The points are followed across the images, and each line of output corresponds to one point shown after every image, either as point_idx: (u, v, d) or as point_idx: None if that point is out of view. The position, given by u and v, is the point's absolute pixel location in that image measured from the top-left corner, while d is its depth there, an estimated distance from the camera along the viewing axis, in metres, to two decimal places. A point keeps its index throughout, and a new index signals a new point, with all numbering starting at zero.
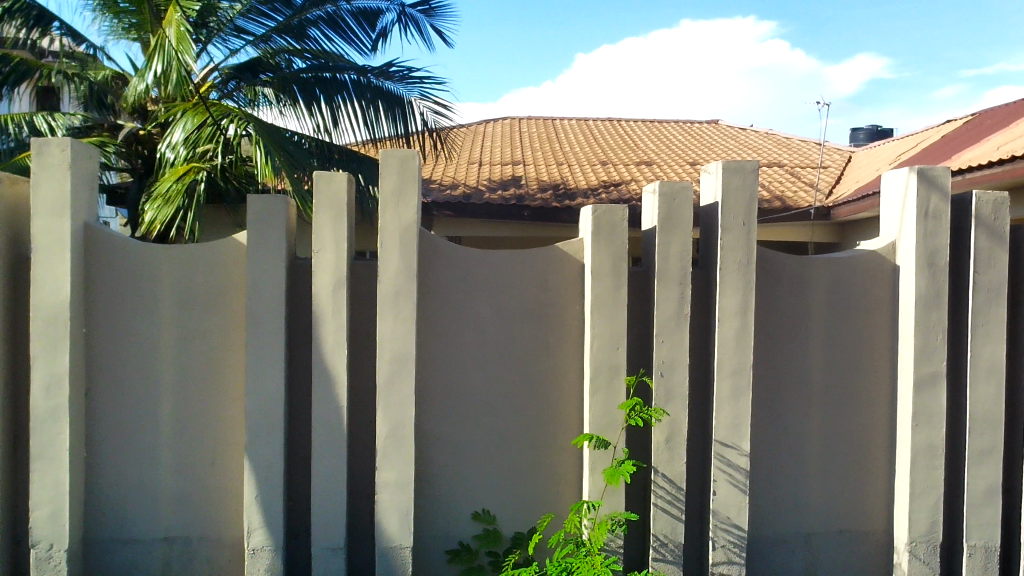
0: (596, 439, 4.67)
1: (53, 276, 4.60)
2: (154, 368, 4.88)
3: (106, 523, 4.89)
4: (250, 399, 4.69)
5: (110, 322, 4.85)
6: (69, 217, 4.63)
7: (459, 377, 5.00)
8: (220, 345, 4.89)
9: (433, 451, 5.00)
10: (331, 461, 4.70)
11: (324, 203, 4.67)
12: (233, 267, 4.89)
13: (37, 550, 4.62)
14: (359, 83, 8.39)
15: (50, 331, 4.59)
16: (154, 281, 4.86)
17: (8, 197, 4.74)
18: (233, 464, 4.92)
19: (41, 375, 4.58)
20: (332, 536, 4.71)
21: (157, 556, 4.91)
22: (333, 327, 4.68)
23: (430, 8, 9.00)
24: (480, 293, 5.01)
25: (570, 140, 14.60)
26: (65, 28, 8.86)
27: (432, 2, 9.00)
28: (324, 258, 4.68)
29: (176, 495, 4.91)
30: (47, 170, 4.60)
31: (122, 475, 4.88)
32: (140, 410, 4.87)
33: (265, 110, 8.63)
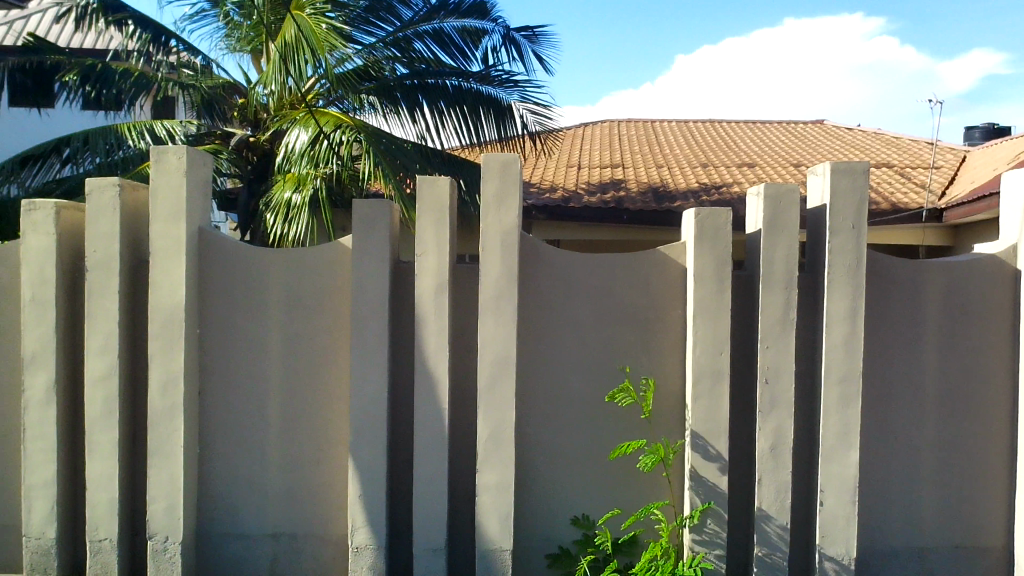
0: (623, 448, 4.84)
1: (170, 278, 4.78)
2: (263, 368, 5.02)
3: (218, 518, 5.06)
4: (355, 400, 4.78)
5: (222, 324, 5.01)
6: (185, 223, 4.80)
7: (560, 380, 5.00)
8: (326, 347, 4.99)
9: (534, 454, 5.01)
10: (433, 463, 4.75)
11: (427, 208, 4.73)
12: (339, 270, 4.98)
13: (153, 542, 4.81)
14: (461, 88, 8.74)
15: (167, 332, 4.78)
16: (264, 284, 5.01)
17: (129, 202, 4.95)
18: (338, 462, 5.01)
19: (158, 373, 4.78)
20: (433, 537, 4.76)
21: (266, 551, 5.05)
22: (435, 330, 4.73)
23: (533, 33, 9.13)
24: (580, 297, 4.99)
25: (671, 141, 14.46)
26: (184, 43, 9.59)
27: (535, 29, 9.13)
28: (426, 262, 4.74)
29: (283, 492, 5.03)
30: (165, 177, 4.80)
31: (232, 471, 5.04)
32: (249, 409, 5.02)
33: (370, 117, 8.76)
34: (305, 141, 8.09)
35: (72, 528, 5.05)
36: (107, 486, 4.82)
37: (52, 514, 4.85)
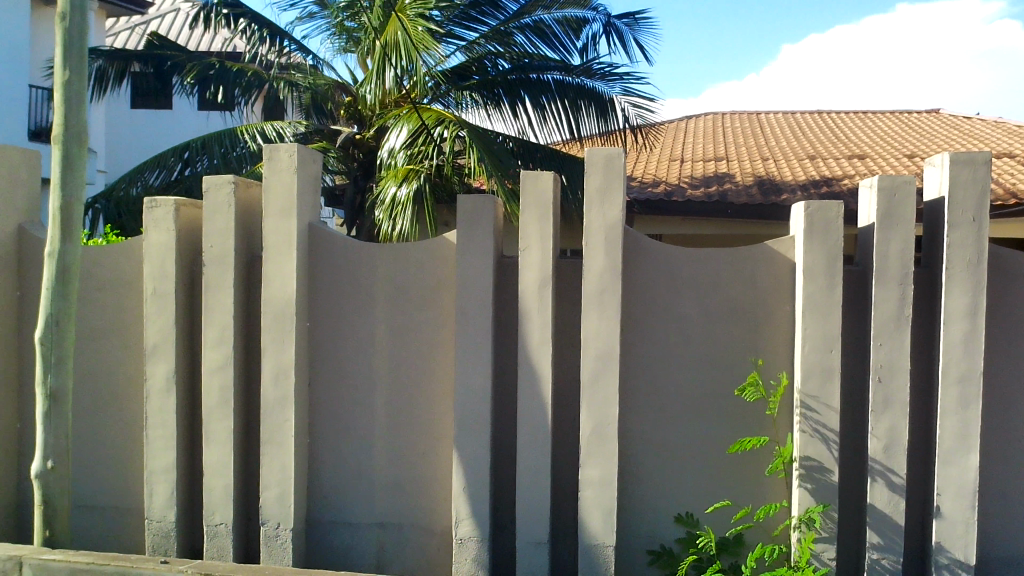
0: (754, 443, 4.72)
1: (282, 272, 4.93)
2: (370, 361, 5.12)
3: (327, 505, 5.20)
4: (459, 393, 4.84)
5: (331, 317, 5.14)
6: (296, 218, 4.94)
7: (664, 376, 4.95)
8: (431, 341, 5.06)
9: (637, 451, 4.97)
10: (536, 457, 4.77)
11: (531, 203, 4.74)
12: (444, 264, 5.03)
13: (266, 528, 4.97)
14: (564, 82, 8.84)
15: (280, 325, 4.94)
16: (370, 278, 5.11)
17: (243, 199, 5.12)
18: (443, 455, 5.07)
19: (271, 365, 4.94)
20: (536, 531, 4.78)
21: (372, 539, 5.16)
22: (539, 324, 4.74)
23: (634, 20, 9.26)
24: (685, 292, 4.92)
25: (778, 133, 14.12)
26: (296, 44, 9.92)
27: (636, 16, 9.22)
28: (530, 257, 4.75)
29: (389, 483, 5.13)
30: (278, 174, 4.95)
31: (341, 461, 5.17)
32: (356, 401, 5.14)
33: (471, 112, 9.08)
34: (406, 137, 8.27)
35: (191, 512, 5.26)
36: (223, 473, 5.00)
37: (172, 498, 5.07)
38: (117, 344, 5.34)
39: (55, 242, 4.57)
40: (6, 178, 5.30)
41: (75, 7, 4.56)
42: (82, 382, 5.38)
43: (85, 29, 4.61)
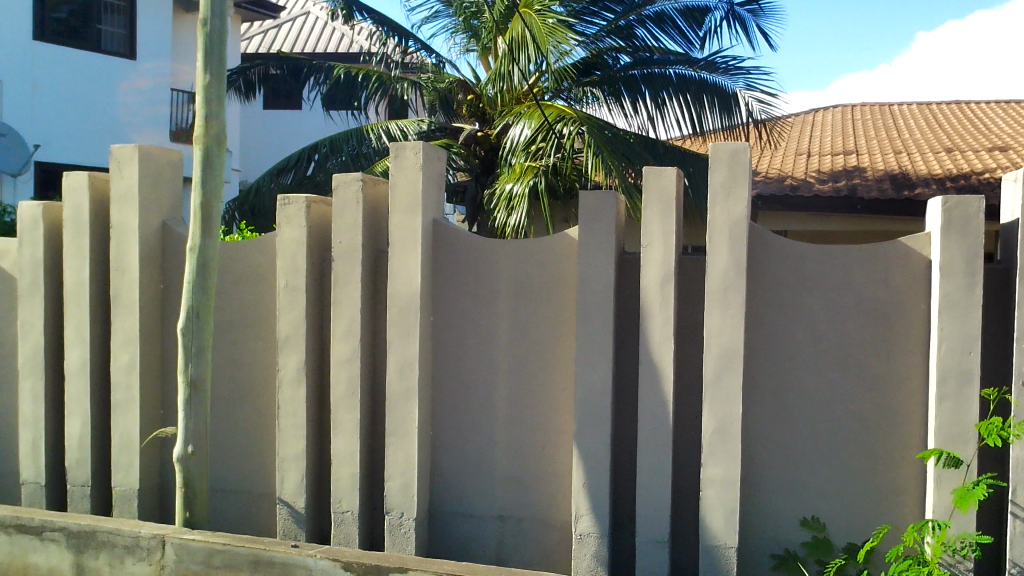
0: (946, 458, 4.28)
1: (407, 268, 5.05)
2: (492, 355, 5.18)
3: (449, 497, 5.30)
4: (580, 388, 4.85)
5: (454, 312, 5.23)
6: (421, 214, 5.04)
7: (790, 376, 4.83)
8: (551, 337, 5.07)
9: (761, 451, 4.88)
10: (656, 455, 4.73)
11: (654, 198, 4.70)
12: (566, 259, 5.03)
13: (390, 517, 5.11)
14: (685, 77, 9.05)
15: (405, 318, 5.05)
16: (493, 272, 5.16)
17: (371, 196, 5.25)
18: (563, 451, 5.08)
19: (396, 357, 5.06)
20: (656, 529, 4.75)
21: (492, 532, 5.22)
22: (661, 321, 4.70)
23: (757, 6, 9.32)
24: (814, 290, 4.79)
25: (912, 126, 13.56)
26: (418, 44, 10.13)
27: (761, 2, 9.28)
28: (652, 252, 4.72)
29: (510, 476, 5.18)
30: (404, 171, 5.06)
31: (462, 454, 5.26)
32: (478, 395, 5.21)
33: (594, 107, 9.34)
34: (528, 133, 8.44)
35: (320, 499, 5.44)
36: (349, 462, 5.16)
37: (302, 484, 5.26)
38: (252, 336, 5.57)
39: (196, 238, 4.80)
40: (152, 178, 5.60)
41: (216, 14, 4.79)
42: (220, 372, 5.64)
43: (225, 33, 4.83)
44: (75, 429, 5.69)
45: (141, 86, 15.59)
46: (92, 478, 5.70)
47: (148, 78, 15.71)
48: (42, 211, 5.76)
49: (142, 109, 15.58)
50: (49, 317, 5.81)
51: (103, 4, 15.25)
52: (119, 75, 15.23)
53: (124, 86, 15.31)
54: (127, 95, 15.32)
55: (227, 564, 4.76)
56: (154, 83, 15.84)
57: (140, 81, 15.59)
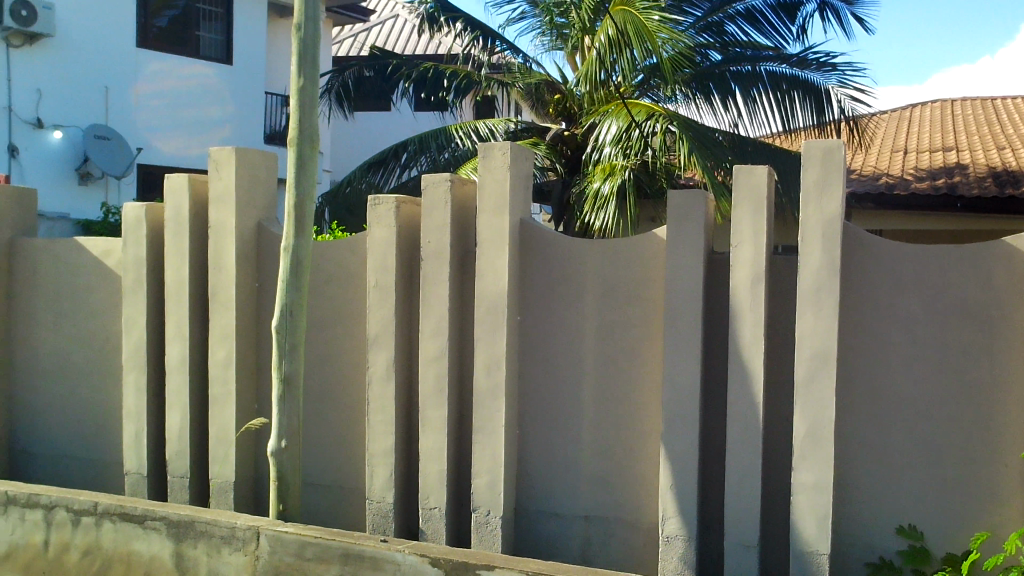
0: None
1: (495, 267, 5.08)
2: (579, 355, 5.17)
3: (536, 496, 5.32)
4: (669, 389, 4.80)
5: (542, 312, 5.24)
6: (508, 214, 5.06)
7: (886, 379, 4.70)
8: (638, 337, 5.03)
9: (855, 455, 4.76)
10: (746, 457, 4.66)
11: (744, 197, 4.63)
12: (654, 259, 4.98)
13: (477, 514, 5.16)
14: (776, 73, 9.09)
15: (492, 317, 5.09)
16: (580, 272, 5.15)
17: (459, 196, 5.30)
18: (650, 452, 5.03)
19: (484, 356, 5.10)
20: (744, 533, 4.68)
21: (579, 532, 5.22)
22: (751, 322, 4.62)
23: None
24: (912, 291, 4.65)
25: (1017, 120, 13.02)
26: (506, 44, 10.37)
27: None
28: (742, 252, 4.65)
29: (596, 476, 5.17)
30: (492, 170, 5.10)
31: (549, 453, 5.27)
32: (565, 395, 5.21)
33: (682, 104, 9.25)
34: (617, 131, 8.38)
35: (409, 495, 5.53)
36: (437, 459, 5.22)
37: (391, 480, 5.34)
38: (343, 334, 5.68)
39: (291, 237, 4.93)
40: (247, 179, 5.76)
41: (309, 18, 4.89)
42: (313, 369, 5.77)
43: (317, 37, 4.93)
44: (175, 422, 5.90)
45: (174, 87, 15.06)
46: (191, 470, 5.90)
47: (242, 82, 16.03)
48: (145, 211, 5.99)
49: (162, 113, 14.87)
50: (151, 313, 6.03)
51: (201, 11, 15.75)
52: (160, 76, 14.88)
53: (150, 88, 14.73)
54: (155, 98, 14.78)
55: (319, 556, 4.86)
56: (248, 88, 16.13)
57: (168, 83, 14.99)
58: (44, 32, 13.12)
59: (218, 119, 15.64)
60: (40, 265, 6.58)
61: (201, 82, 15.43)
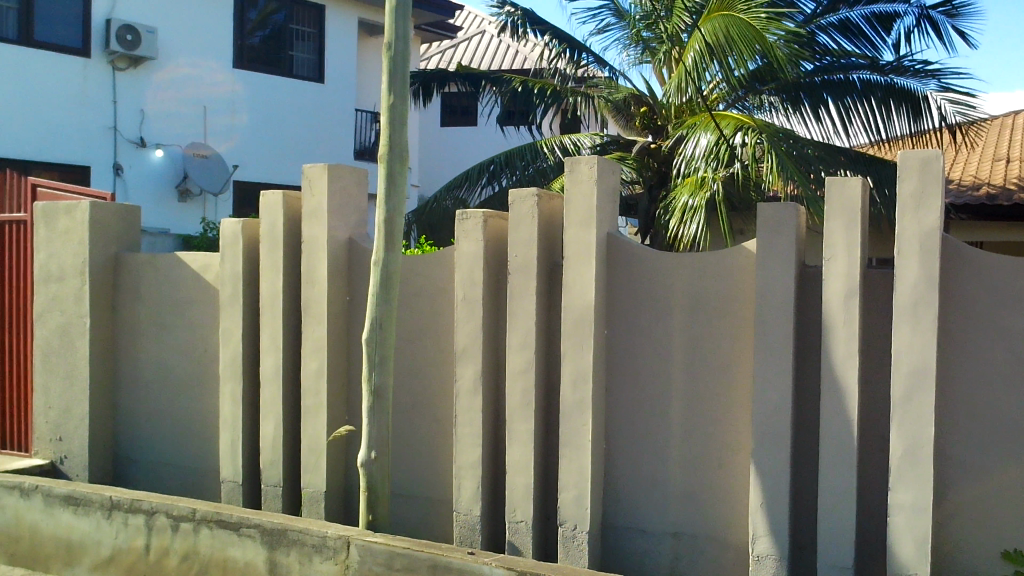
0: None
1: (582, 281, 5.08)
2: (667, 370, 5.12)
3: (623, 511, 5.28)
4: (758, 405, 4.72)
5: (629, 326, 5.22)
6: (596, 228, 5.06)
7: (988, 398, 4.53)
8: (728, 352, 4.95)
9: (955, 477, 4.60)
10: (840, 476, 4.55)
11: (837, 209, 4.54)
12: (744, 272, 4.90)
13: (564, 528, 5.15)
14: (870, 82, 8.94)
15: (579, 331, 5.09)
16: (668, 286, 5.11)
17: (546, 210, 5.32)
18: (739, 469, 4.95)
19: (570, 370, 5.11)
20: (838, 555, 4.56)
21: (666, 549, 5.16)
22: (844, 337, 4.52)
23: (952, 8, 9.52)
24: (1015, 307, 4.47)
25: None
26: (593, 57, 10.47)
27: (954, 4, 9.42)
28: (835, 266, 4.55)
29: (684, 493, 5.11)
30: (579, 184, 5.10)
31: (636, 469, 5.23)
32: (652, 411, 5.17)
33: (771, 115, 9.40)
34: (709, 145, 8.37)
35: (495, 507, 5.55)
36: (523, 472, 5.24)
37: (477, 493, 5.37)
38: (431, 347, 5.75)
39: (380, 252, 5.01)
40: (340, 195, 5.88)
41: (399, 37, 4.99)
42: (401, 381, 5.85)
43: (407, 55, 5.02)
44: (269, 431, 6.05)
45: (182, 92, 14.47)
46: (283, 479, 6.04)
47: (332, 100, 16.39)
48: (241, 227, 6.18)
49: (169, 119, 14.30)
50: (246, 325, 6.21)
51: (295, 32, 16.11)
52: (168, 81, 14.32)
53: (157, 92, 14.18)
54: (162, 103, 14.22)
55: (407, 567, 4.92)
56: (338, 106, 16.48)
57: (177, 88, 14.42)
58: (146, 55, 13.71)
59: (271, 138, 15.50)
60: (143, 279, 6.85)
61: (212, 90, 14.84)
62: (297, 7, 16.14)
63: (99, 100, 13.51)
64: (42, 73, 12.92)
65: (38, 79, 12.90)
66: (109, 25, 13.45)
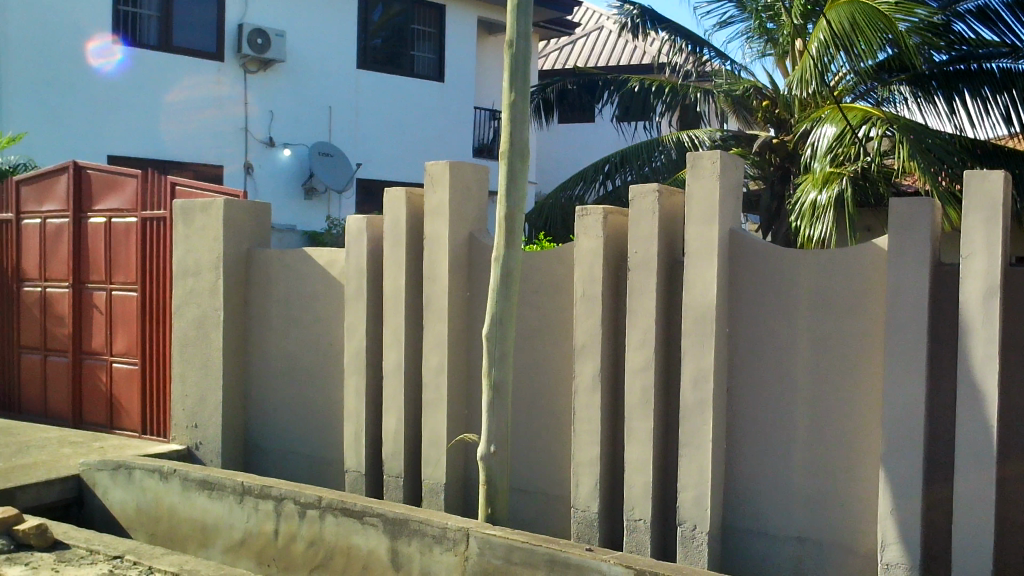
0: None
1: (703, 279, 5.00)
2: (792, 372, 5.00)
3: (745, 513, 5.18)
4: (889, 408, 4.56)
5: (753, 326, 5.11)
6: (718, 224, 4.97)
7: None
8: (855, 353, 4.79)
9: None
10: (978, 484, 4.34)
11: (976, 205, 4.33)
12: (874, 270, 4.73)
13: (683, 528, 5.09)
14: (1012, 71, 8.44)
15: (700, 329, 5.02)
16: (793, 285, 4.98)
17: (667, 207, 5.26)
18: (867, 474, 4.78)
19: (691, 368, 5.05)
20: (975, 566, 4.36)
21: (790, 554, 5.04)
22: (983, 340, 4.31)
23: None
24: None
25: None
26: (715, 51, 10.31)
27: None
28: (973, 265, 4.35)
29: (809, 497, 4.97)
30: (701, 180, 5.02)
31: (758, 470, 5.13)
32: (776, 412, 5.05)
33: (900, 106, 9.26)
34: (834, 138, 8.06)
35: (613, 504, 5.53)
36: (641, 471, 5.20)
37: (595, 490, 5.37)
38: (550, 343, 5.77)
39: (501, 247, 5.06)
40: (461, 191, 5.96)
41: (520, 35, 5.01)
42: (521, 377, 5.90)
43: (528, 52, 5.03)
44: (391, 423, 6.19)
45: (199, 98, 13.76)
46: (404, 470, 6.16)
47: (452, 98, 16.62)
48: (366, 223, 6.34)
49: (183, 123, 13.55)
50: (369, 320, 6.37)
51: (416, 32, 16.39)
52: (184, 84, 13.61)
53: (172, 96, 13.47)
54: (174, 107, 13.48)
55: (525, 561, 4.93)
56: (457, 105, 16.70)
57: (194, 93, 13.71)
58: (276, 58, 14.20)
59: (391, 136, 15.83)
60: (272, 275, 7.11)
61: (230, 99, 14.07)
62: (418, 8, 16.40)
63: (231, 102, 14.09)
64: (153, 80, 13.27)
65: (151, 86, 13.26)
66: (241, 30, 13.99)
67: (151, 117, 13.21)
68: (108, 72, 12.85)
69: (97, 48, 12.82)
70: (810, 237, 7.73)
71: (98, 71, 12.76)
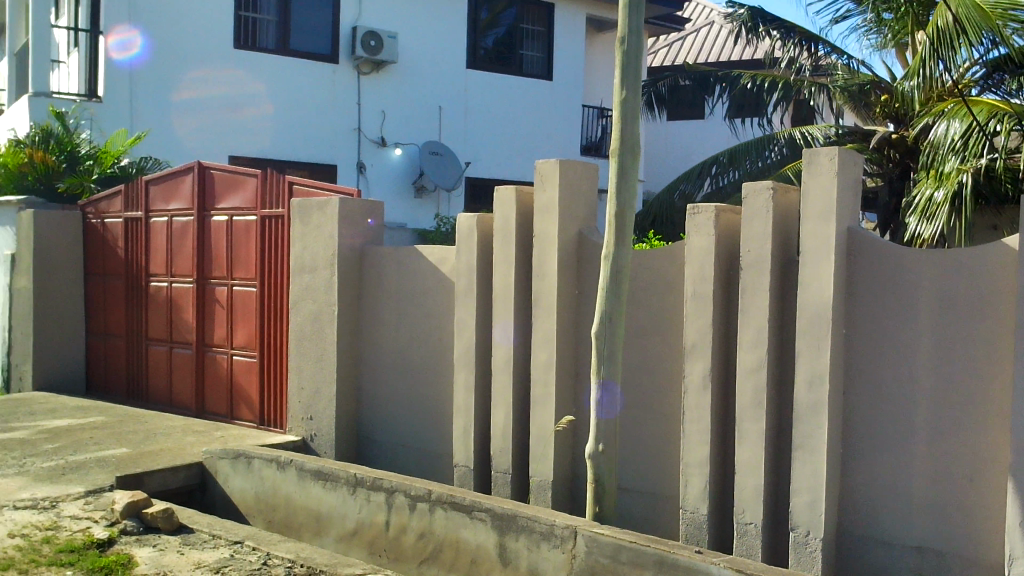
0: None
1: (819, 278, 4.88)
2: (914, 377, 4.82)
3: (861, 520, 5.03)
4: (1017, 415, 4.36)
5: (871, 329, 4.95)
6: (835, 222, 4.83)
7: None
8: (982, 359, 4.59)
9: None
10: None
11: None
12: (1004, 271, 4.53)
13: (796, 533, 4.97)
14: None
15: (815, 329, 4.90)
16: (914, 286, 4.81)
17: (783, 204, 5.14)
18: (994, 484, 4.58)
19: (806, 370, 4.92)
20: None
21: (910, 563, 4.87)
22: None
23: None
24: None
25: None
26: (831, 46, 9.97)
27: None
28: None
29: (930, 506, 4.79)
30: (818, 177, 4.88)
31: (877, 477, 4.96)
32: (896, 419, 4.88)
33: None
34: (959, 133, 7.75)
35: (724, 507, 5.44)
36: (753, 473, 5.11)
37: (704, 491, 5.30)
38: (660, 342, 5.72)
39: (611, 245, 5.04)
40: (570, 189, 5.96)
41: (632, 31, 4.97)
42: (630, 375, 5.87)
43: (641, 48, 4.99)
44: (500, 419, 6.25)
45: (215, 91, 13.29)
46: (512, 466, 6.21)
47: (560, 96, 16.61)
48: (476, 221, 6.40)
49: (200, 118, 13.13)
50: (478, 317, 6.43)
51: (526, 31, 16.47)
52: (197, 77, 13.16)
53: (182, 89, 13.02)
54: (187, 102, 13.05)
55: (633, 560, 4.90)
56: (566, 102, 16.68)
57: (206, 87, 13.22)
58: (388, 59, 14.49)
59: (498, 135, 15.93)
60: (384, 272, 7.26)
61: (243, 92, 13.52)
62: (527, 7, 16.49)
63: (346, 103, 14.44)
64: (175, 73, 12.96)
65: (168, 80, 12.92)
66: (355, 32, 14.33)
67: (171, 111, 12.93)
68: (129, 67, 12.64)
69: (118, 42, 12.61)
70: (923, 235, 7.45)
71: (120, 66, 12.57)
